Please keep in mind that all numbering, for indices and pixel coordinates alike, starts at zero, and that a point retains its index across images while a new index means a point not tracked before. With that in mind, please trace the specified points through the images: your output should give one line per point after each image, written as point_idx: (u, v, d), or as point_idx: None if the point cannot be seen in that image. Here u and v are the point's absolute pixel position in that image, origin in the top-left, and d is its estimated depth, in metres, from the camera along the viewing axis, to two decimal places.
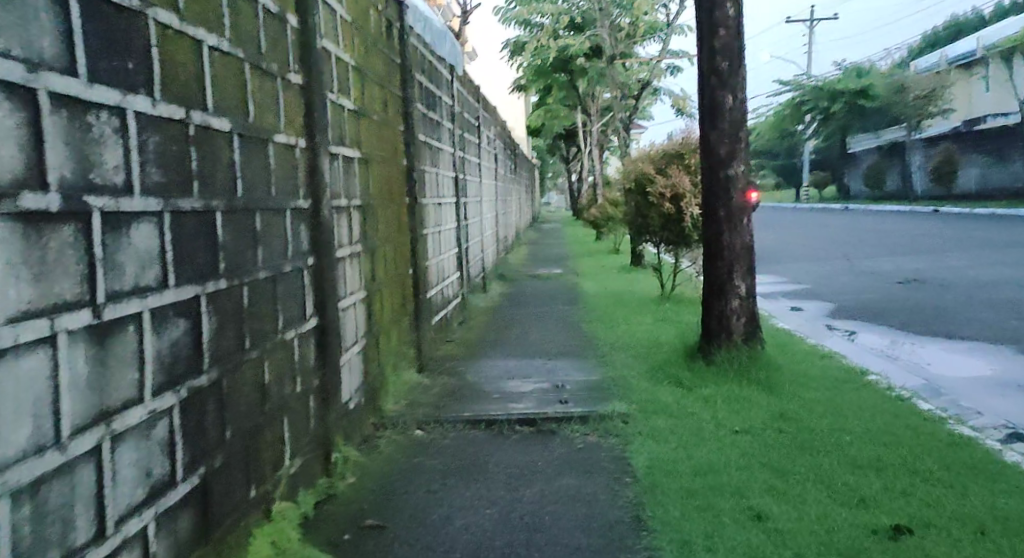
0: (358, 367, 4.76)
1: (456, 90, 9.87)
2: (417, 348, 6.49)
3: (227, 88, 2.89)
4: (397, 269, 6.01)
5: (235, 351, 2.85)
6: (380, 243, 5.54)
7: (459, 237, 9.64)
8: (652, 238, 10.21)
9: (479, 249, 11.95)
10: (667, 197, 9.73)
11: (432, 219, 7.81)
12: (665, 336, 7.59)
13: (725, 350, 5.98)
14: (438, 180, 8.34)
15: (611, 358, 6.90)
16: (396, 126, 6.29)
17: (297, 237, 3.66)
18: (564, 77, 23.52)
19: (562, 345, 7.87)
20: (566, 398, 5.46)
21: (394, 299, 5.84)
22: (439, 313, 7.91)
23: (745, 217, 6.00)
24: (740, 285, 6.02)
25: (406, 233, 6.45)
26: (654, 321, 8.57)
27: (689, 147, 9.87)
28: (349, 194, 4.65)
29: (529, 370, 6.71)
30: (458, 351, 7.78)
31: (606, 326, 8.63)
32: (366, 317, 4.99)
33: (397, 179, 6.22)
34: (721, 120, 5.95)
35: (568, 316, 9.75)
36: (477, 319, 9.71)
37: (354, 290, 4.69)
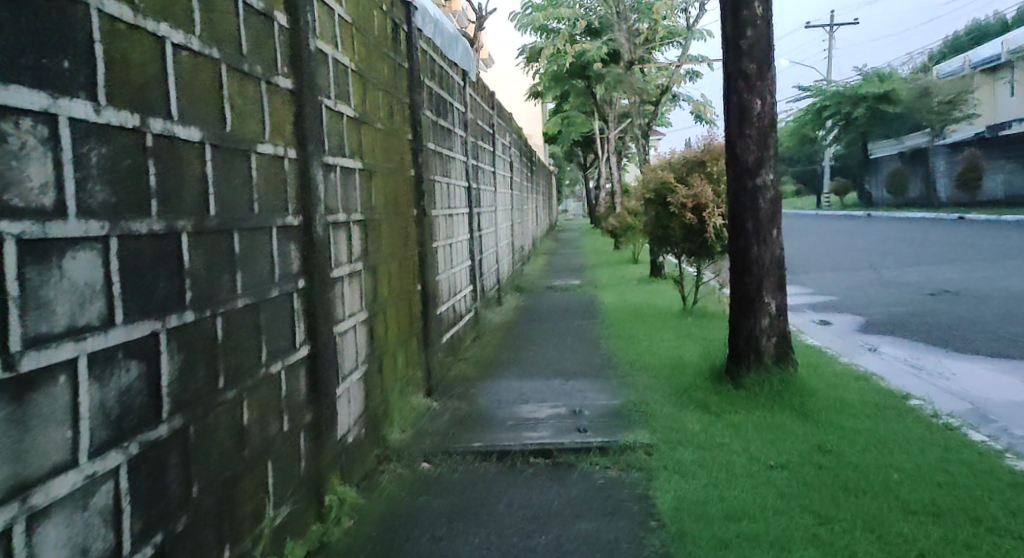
0: (358, 395, 4.41)
1: (468, 96, 9.53)
2: (425, 370, 6.13)
3: (198, 92, 2.54)
4: (403, 286, 5.65)
5: (205, 392, 2.50)
6: (384, 260, 5.19)
7: (472, 249, 9.28)
8: (674, 250, 9.82)
9: (493, 261, 11.60)
10: (689, 207, 9.34)
11: (442, 231, 7.46)
12: (688, 355, 7.19)
13: (754, 372, 5.57)
14: (449, 190, 8.00)
15: (631, 380, 6.50)
16: (403, 134, 5.94)
17: (285, 258, 3.30)
18: (581, 84, 23.19)
19: (579, 365, 7.48)
20: (583, 426, 5.07)
21: (400, 318, 5.48)
22: (450, 330, 7.56)
23: (775, 230, 5.60)
24: (770, 303, 5.61)
25: (413, 248, 6.09)
26: (676, 338, 8.17)
27: (711, 155, 9.47)
28: (347, 208, 4.30)
29: (544, 393, 6.33)
30: (470, 371, 7.42)
31: (625, 343, 8.23)
32: (367, 340, 4.63)
33: (404, 190, 5.87)
34: (749, 125, 5.56)
35: (586, 331, 9.36)
36: (490, 335, 9.35)
37: (354, 312, 4.33)
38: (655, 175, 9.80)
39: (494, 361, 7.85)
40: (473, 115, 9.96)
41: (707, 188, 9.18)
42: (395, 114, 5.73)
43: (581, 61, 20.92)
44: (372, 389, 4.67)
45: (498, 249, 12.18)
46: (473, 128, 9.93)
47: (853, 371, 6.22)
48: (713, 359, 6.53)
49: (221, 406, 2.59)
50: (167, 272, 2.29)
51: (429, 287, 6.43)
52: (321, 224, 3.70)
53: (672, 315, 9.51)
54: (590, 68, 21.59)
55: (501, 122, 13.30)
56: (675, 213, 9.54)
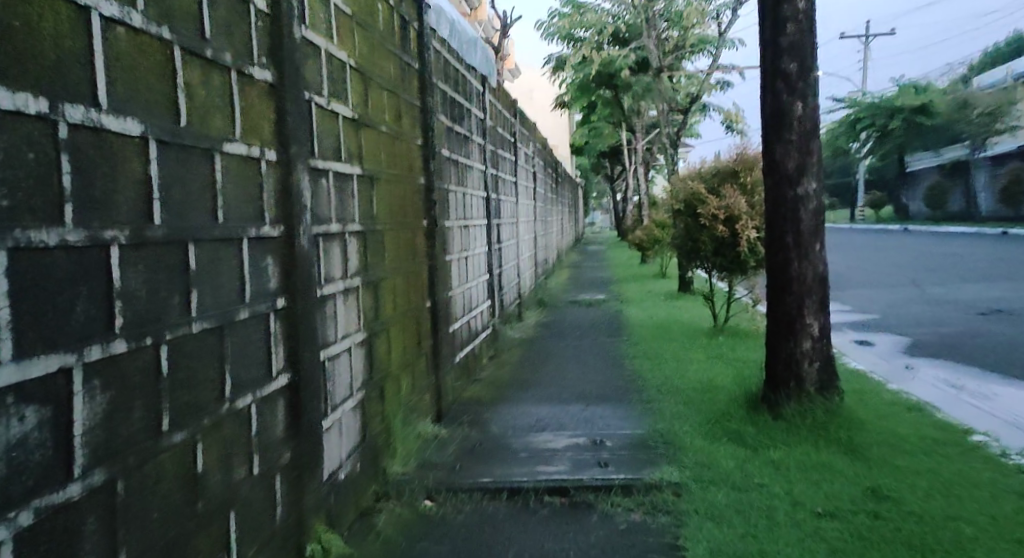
0: (354, 425, 3.98)
1: (488, 102, 9.14)
2: (434, 394, 5.69)
3: (140, 78, 2.13)
4: (409, 303, 5.22)
5: (142, 438, 2.07)
6: (387, 275, 4.77)
7: (491, 263, 8.86)
8: (703, 265, 9.32)
9: (514, 274, 11.17)
10: (720, 219, 8.85)
11: (457, 243, 7.05)
12: (719, 378, 6.68)
13: (794, 401, 5.06)
14: (465, 200, 7.58)
15: (657, 406, 6.02)
16: (411, 140, 5.53)
17: (258, 274, 2.88)
18: (609, 94, 22.74)
19: (602, 387, 7.00)
20: (604, 459, 4.60)
21: (404, 338, 5.05)
22: (464, 349, 7.13)
23: (817, 244, 5.10)
24: (812, 324, 5.08)
25: (422, 262, 5.66)
26: (706, 359, 7.66)
27: (744, 165, 8.98)
28: (340, 219, 3.89)
29: (563, 419, 5.87)
30: (484, 393, 6.97)
31: (651, 364, 7.75)
32: (365, 364, 4.21)
33: (410, 200, 5.45)
34: (789, 130, 5.07)
35: (610, 349, 8.89)
36: (509, 353, 8.90)
37: (347, 333, 3.90)
38: (684, 186, 9.32)
39: (511, 383, 7.39)
40: (493, 123, 9.55)
41: (740, 199, 8.70)
42: (402, 118, 5.33)
43: (608, 70, 20.48)
44: (370, 418, 4.24)
45: (519, 262, 11.74)
46: (493, 137, 9.52)
47: (902, 400, 5.69)
48: (746, 385, 6.03)
49: (164, 452, 2.17)
50: (88, 293, 1.87)
51: (440, 303, 6.01)
52: (305, 235, 3.28)
53: (701, 334, 9.00)
54: (617, 77, 21.14)
55: (524, 131, 12.89)
56: (705, 226, 9.05)
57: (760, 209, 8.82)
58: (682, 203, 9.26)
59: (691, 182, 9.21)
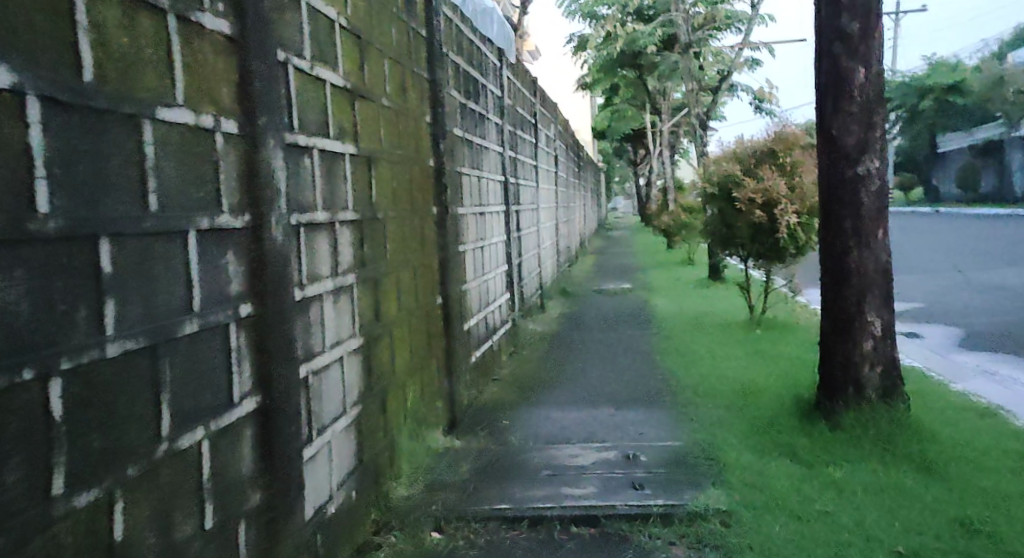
0: (349, 445, 3.42)
1: (506, 79, 8.53)
2: (443, 401, 5.13)
3: (18, 11, 1.55)
4: (413, 300, 4.64)
5: (18, 508, 1.50)
6: (388, 268, 4.20)
7: (510, 252, 8.28)
8: (738, 253, 8.67)
9: (535, 263, 10.59)
10: (757, 203, 8.20)
11: (471, 231, 6.47)
12: (761, 380, 6.05)
13: (852, 410, 4.41)
14: (481, 185, 7.01)
15: (694, 412, 5.41)
16: (417, 118, 4.95)
17: (209, 275, 2.30)
18: (633, 74, 22.02)
19: (631, 389, 6.40)
20: (638, 480, 4.00)
21: (408, 340, 4.47)
22: (479, 347, 6.57)
23: (879, 230, 4.44)
24: (873, 321, 4.44)
25: (429, 254, 5.08)
26: (744, 356, 7.03)
27: (785, 143, 8.30)
28: (326, 205, 3.30)
29: (589, 427, 5.29)
30: (503, 396, 6.41)
31: (685, 362, 7.12)
32: (361, 373, 3.63)
33: (416, 185, 4.87)
34: (849, 99, 4.41)
35: (638, 345, 8.28)
36: (530, 348, 8.32)
37: (336, 340, 3.32)
38: (718, 168, 8.66)
39: (532, 383, 6.81)
40: (512, 102, 8.95)
41: (780, 181, 8.04)
42: (407, 92, 4.74)
43: (632, 49, 19.74)
44: (369, 436, 3.67)
45: (541, 251, 11.16)
46: (512, 117, 8.92)
47: (974, 405, 5.03)
48: (795, 387, 5.40)
49: (60, 522, 1.60)
50: None
51: (452, 299, 5.44)
52: (278, 226, 2.69)
53: (736, 328, 8.36)
54: (642, 56, 20.39)
55: (545, 112, 12.27)
56: (741, 211, 8.39)
57: (802, 192, 8.15)
58: (715, 186, 8.60)
59: (726, 163, 8.56)
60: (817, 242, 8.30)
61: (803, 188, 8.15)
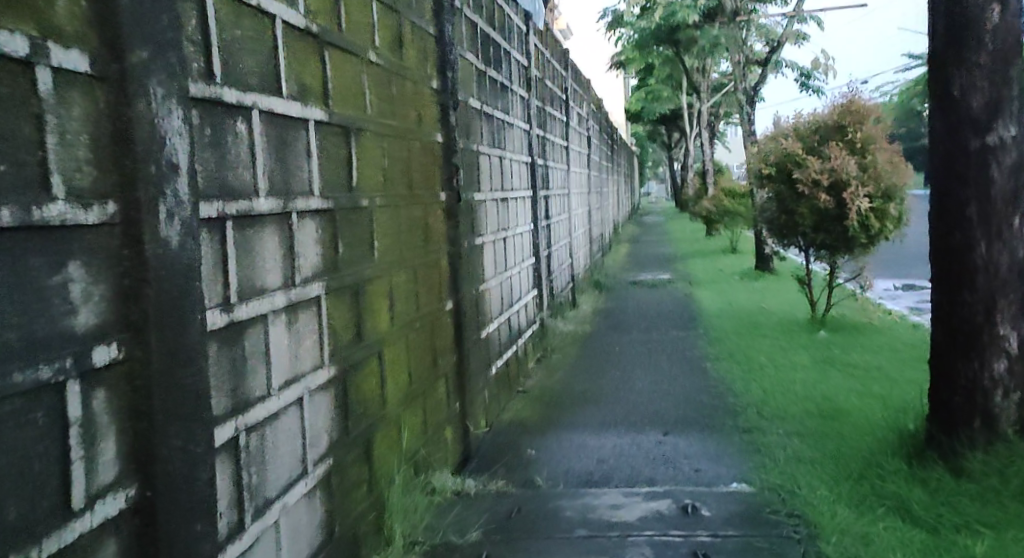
0: (315, 519, 2.52)
1: (533, 47, 7.58)
2: (449, 429, 4.24)
3: None
4: (408, 310, 3.73)
5: None
6: (375, 272, 3.30)
7: (537, 244, 7.36)
8: (799, 243, 7.69)
9: (566, 255, 9.66)
10: (822, 186, 7.22)
11: (489, 221, 5.57)
12: (839, 402, 5.07)
13: (981, 453, 3.44)
14: (502, 166, 6.09)
15: (760, 443, 4.45)
16: (419, 82, 4.03)
17: (27, 302, 1.37)
18: (671, 52, 20.92)
19: (678, 408, 5.44)
20: (702, 549, 3.05)
21: (402, 361, 3.57)
22: (499, 358, 5.67)
23: (1015, 218, 3.45)
24: (1007, 336, 3.47)
25: (432, 252, 4.17)
26: (811, 368, 6.03)
27: (853, 116, 7.25)
28: (274, 192, 2.37)
29: (632, 461, 4.36)
30: (528, 415, 5.50)
31: (741, 373, 6.15)
32: (333, 416, 2.73)
33: (416, 167, 3.96)
34: (976, 46, 3.43)
35: (684, 349, 7.32)
36: (562, 353, 7.41)
37: (289, 377, 2.40)
38: (775, 146, 7.64)
39: (562, 399, 5.89)
40: (540, 74, 8.01)
41: (850, 160, 7.06)
42: (404, 50, 3.83)
43: (671, 24, 18.65)
44: (345, 500, 2.76)
45: (573, 241, 10.23)
46: (540, 91, 7.98)
47: None
48: (891, 419, 4.42)
49: None
50: None
51: (460, 304, 4.54)
52: (176, 219, 1.76)
53: (796, 332, 7.35)
54: (680, 31, 19.23)
55: (577, 90, 11.29)
56: (803, 194, 7.43)
57: (875, 172, 7.13)
58: (771, 168, 7.60)
59: (783, 141, 7.55)
60: (892, 230, 7.29)
61: (876, 167, 7.12)
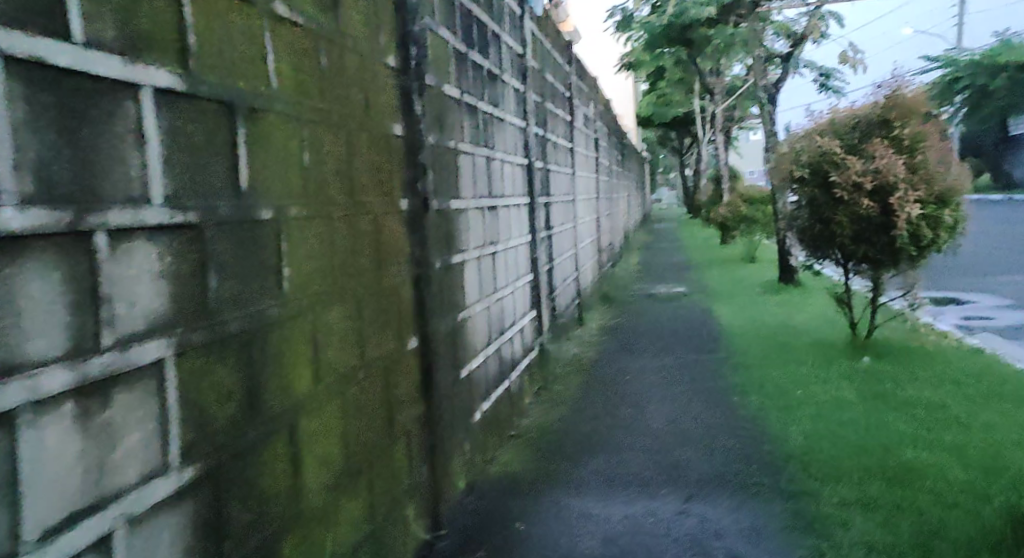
0: None
1: (530, 34, 6.64)
2: (410, 507, 3.29)
3: None
4: (346, 357, 2.79)
5: None
6: (287, 315, 2.34)
7: (536, 258, 6.42)
8: (837, 255, 6.70)
9: (571, 268, 8.71)
10: (865, 190, 6.23)
11: (471, 233, 4.62)
12: (906, 456, 4.08)
13: None
14: (490, 167, 5.15)
15: (813, 521, 3.48)
16: (367, 56, 3.09)
17: None
18: (683, 51, 20.02)
19: (702, 459, 4.46)
20: None
21: (335, 431, 2.63)
22: (486, 399, 4.71)
23: None
24: None
25: (387, 277, 3.22)
26: (858, 406, 5.03)
27: (899, 110, 6.28)
28: (52, 197, 1.42)
29: (647, 544, 3.39)
30: (520, 469, 4.54)
31: (777, 412, 5.15)
32: (192, 545, 1.78)
33: (362, 167, 3.02)
34: None
35: (704, 378, 6.35)
36: (564, 383, 6.46)
37: (79, 510, 1.44)
38: (808, 145, 6.62)
39: (562, 445, 4.92)
40: (540, 65, 7.09)
41: (897, 160, 6.06)
42: (343, 9, 2.89)
43: (683, 21, 17.74)
44: None
45: (579, 252, 9.28)
46: (539, 85, 7.05)
47: None
48: (991, 506, 3.43)
49: None
50: None
51: (422, 342, 3.58)
52: None
53: (835, 357, 6.36)
54: (693, 28, 18.29)
55: (583, 86, 10.34)
56: (841, 200, 6.43)
57: (927, 173, 6.12)
58: (803, 169, 6.59)
59: (817, 138, 6.53)
60: (948, 240, 6.27)
61: (928, 168, 6.12)
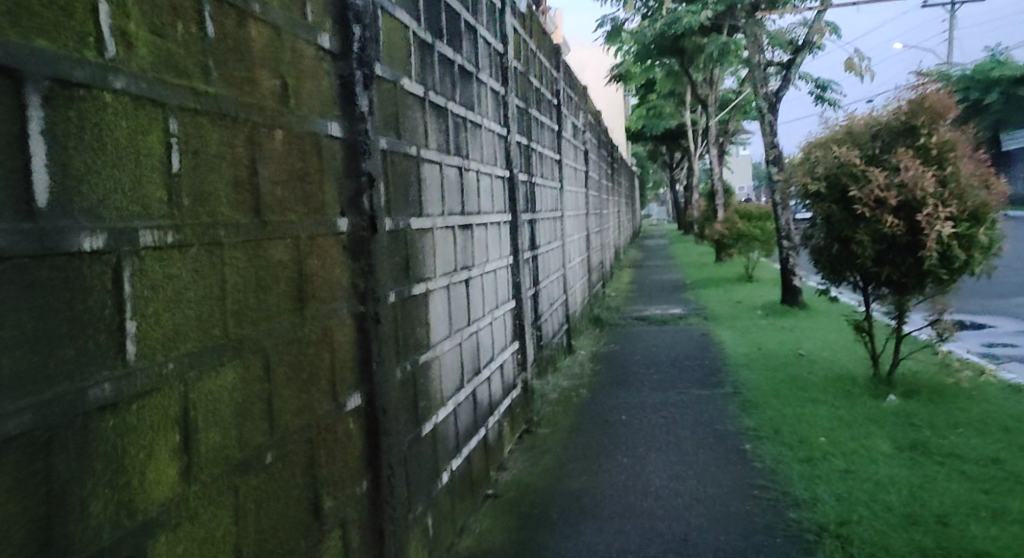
0: None
1: (512, 31, 5.92)
2: None
3: None
4: (243, 435, 2.03)
5: None
6: (129, 389, 1.59)
7: (519, 282, 5.68)
8: (855, 279, 5.96)
9: (559, 291, 7.98)
10: (889, 206, 5.48)
11: (437, 256, 3.87)
12: (967, 530, 3.34)
13: None
14: (462, 179, 4.41)
15: None
16: (285, 31, 2.36)
17: None
18: (676, 64, 19.44)
19: (716, 529, 3.72)
20: None
21: (217, 546, 1.86)
22: (455, 458, 3.94)
23: None
24: None
25: (311, 321, 2.46)
26: (893, 460, 4.28)
27: (926, 115, 5.54)
28: None
29: None
30: (495, 542, 3.78)
31: (799, 466, 4.39)
32: None
33: (276, 176, 2.27)
34: None
35: (709, 418, 5.62)
36: (551, 424, 5.71)
37: None
38: (824, 155, 5.86)
39: (547, 508, 4.16)
40: (523, 67, 6.37)
41: (926, 172, 5.32)
42: None
43: (676, 31, 17.15)
44: None
45: (567, 272, 8.55)
46: (522, 89, 6.34)
47: None
48: None
49: None
50: None
51: (362, 400, 2.81)
52: None
53: (855, 394, 5.63)
54: (685, 39, 17.71)
55: (571, 95, 9.66)
56: (862, 217, 5.67)
57: (959, 188, 5.37)
58: (819, 182, 5.81)
59: (834, 146, 5.79)
60: (981, 263, 5.53)
61: (959, 182, 5.39)
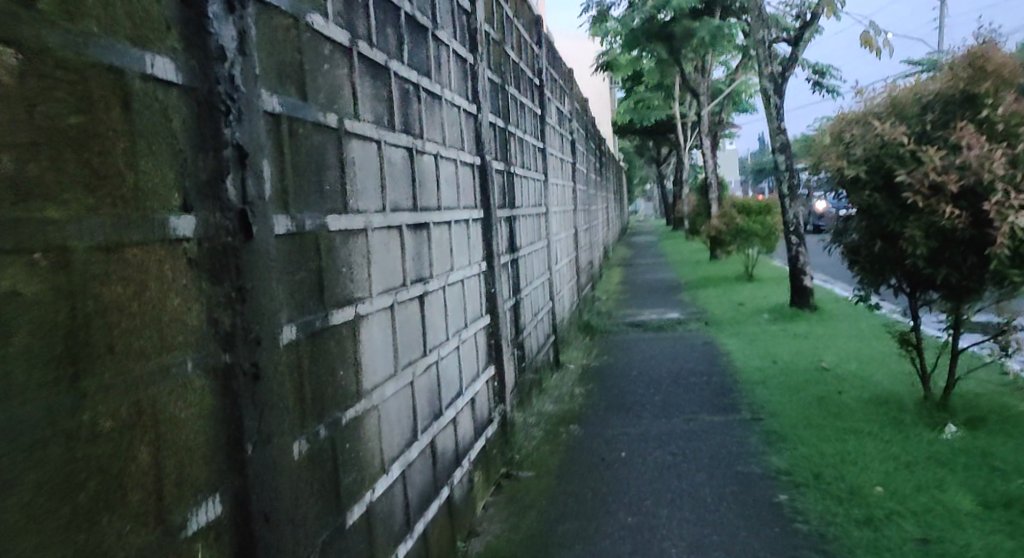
0: None
1: None
2: None
3: None
4: None
5: None
6: None
7: (494, 293, 4.63)
8: (901, 282, 4.95)
9: (544, 297, 6.95)
10: (948, 193, 4.48)
11: (374, 266, 2.82)
12: None
13: None
14: (413, 162, 3.36)
15: None
16: None
17: None
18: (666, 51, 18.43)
19: None
20: None
21: None
22: (403, 541, 2.90)
23: None
24: None
25: (103, 396, 1.40)
26: (984, 527, 3.31)
27: (991, 82, 4.52)
28: None
29: None
30: None
31: (862, 531, 3.41)
32: None
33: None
34: None
35: (729, 455, 4.61)
36: (534, 465, 4.69)
37: None
38: (862, 133, 4.84)
39: None
40: (496, 33, 5.32)
41: (993, 150, 4.35)
42: None
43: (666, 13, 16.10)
44: None
45: (553, 276, 7.50)
46: (496, 61, 5.28)
47: None
48: None
49: None
50: None
51: (225, 508, 1.75)
52: None
53: (906, 424, 4.64)
54: (676, 23, 16.68)
55: (555, 77, 8.60)
56: (913, 207, 4.67)
57: None
58: (858, 166, 4.79)
59: (875, 123, 4.77)
60: None
61: None
